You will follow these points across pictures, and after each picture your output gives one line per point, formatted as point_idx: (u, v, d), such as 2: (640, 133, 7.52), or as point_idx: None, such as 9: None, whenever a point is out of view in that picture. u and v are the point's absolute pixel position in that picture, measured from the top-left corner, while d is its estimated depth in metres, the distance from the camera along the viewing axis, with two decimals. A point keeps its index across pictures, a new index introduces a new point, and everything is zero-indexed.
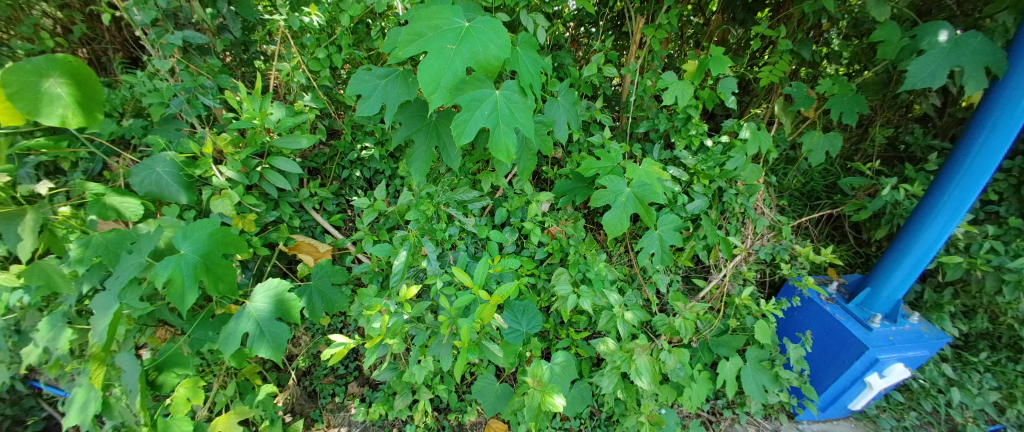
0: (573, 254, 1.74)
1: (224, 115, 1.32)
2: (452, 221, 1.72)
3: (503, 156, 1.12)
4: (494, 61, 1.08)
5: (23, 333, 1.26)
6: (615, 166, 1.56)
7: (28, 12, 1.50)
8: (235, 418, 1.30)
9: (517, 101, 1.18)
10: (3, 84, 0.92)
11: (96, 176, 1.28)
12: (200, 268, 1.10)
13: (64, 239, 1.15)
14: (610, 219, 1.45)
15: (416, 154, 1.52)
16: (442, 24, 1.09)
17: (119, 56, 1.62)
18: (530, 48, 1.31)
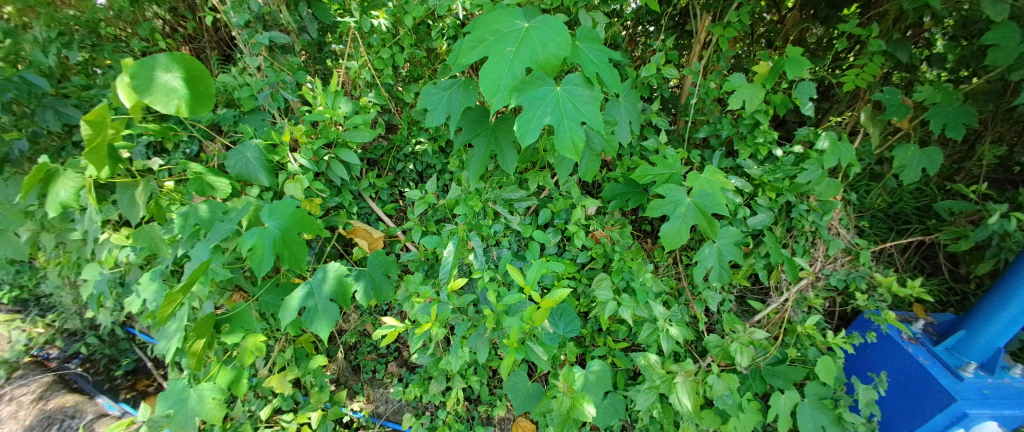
0: (617, 261, 1.70)
1: (300, 108, 1.47)
2: (498, 218, 1.77)
3: (571, 152, 1.09)
4: (555, 60, 1.06)
5: (127, 286, 1.49)
6: (674, 173, 1.49)
7: (144, 14, 1.77)
8: (286, 377, 1.49)
9: (581, 95, 1.14)
10: (132, 77, 1.09)
11: (193, 157, 1.49)
12: (278, 242, 1.24)
13: (167, 209, 1.34)
14: (669, 230, 1.38)
15: (475, 158, 1.59)
16: (501, 29, 1.14)
17: (216, 54, 1.85)
18: (592, 40, 1.28)
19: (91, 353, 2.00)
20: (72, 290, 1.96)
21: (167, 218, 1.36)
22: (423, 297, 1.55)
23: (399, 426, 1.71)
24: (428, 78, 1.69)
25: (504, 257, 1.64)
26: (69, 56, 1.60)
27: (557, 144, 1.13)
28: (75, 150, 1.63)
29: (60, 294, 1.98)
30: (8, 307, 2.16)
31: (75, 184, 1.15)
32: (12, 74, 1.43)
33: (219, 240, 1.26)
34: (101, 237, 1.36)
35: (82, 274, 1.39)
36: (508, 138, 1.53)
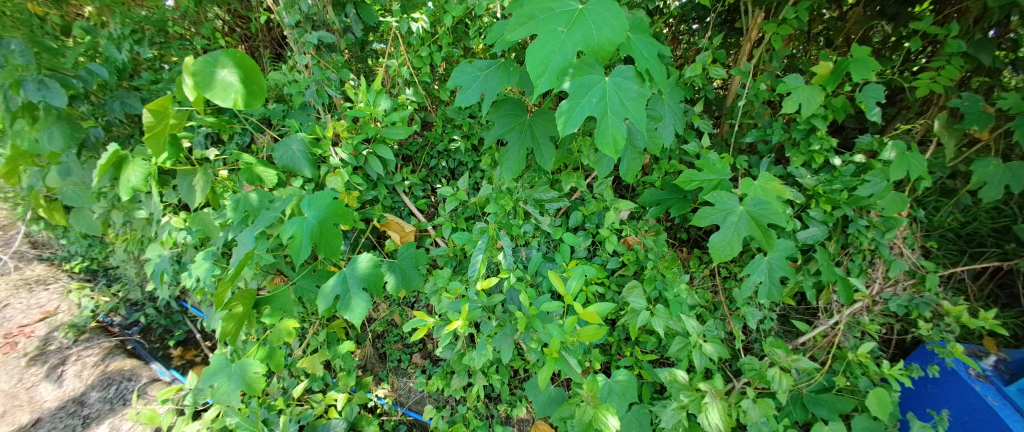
0: (649, 269, 1.64)
1: (342, 104, 1.54)
2: (528, 218, 1.76)
3: (609, 149, 1.08)
4: (608, 46, 1.03)
5: (183, 264, 1.63)
6: (723, 178, 1.41)
7: (206, 15, 1.87)
8: (317, 360, 1.60)
9: (629, 90, 1.12)
10: (193, 74, 1.20)
11: (245, 148, 1.61)
12: (316, 231, 1.31)
13: (220, 196, 1.46)
14: (719, 240, 1.30)
15: (509, 154, 1.58)
16: (554, 8, 1.09)
17: (269, 52, 1.98)
18: (642, 32, 1.24)
19: (149, 322, 2.24)
20: (136, 264, 2.16)
21: (220, 203, 1.48)
22: (452, 293, 1.58)
23: (420, 415, 1.76)
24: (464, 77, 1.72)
25: (533, 258, 1.63)
26: (140, 51, 1.73)
27: (598, 136, 1.11)
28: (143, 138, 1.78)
29: (127, 267, 2.20)
30: (81, 276, 2.50)
31: (142, 170, 1.27)
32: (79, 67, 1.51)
33: (265, 225, 1.34)
34: (162, 219, 1.50)
35: (145, 251, 1.54)
36: (547, 132, 1.52)
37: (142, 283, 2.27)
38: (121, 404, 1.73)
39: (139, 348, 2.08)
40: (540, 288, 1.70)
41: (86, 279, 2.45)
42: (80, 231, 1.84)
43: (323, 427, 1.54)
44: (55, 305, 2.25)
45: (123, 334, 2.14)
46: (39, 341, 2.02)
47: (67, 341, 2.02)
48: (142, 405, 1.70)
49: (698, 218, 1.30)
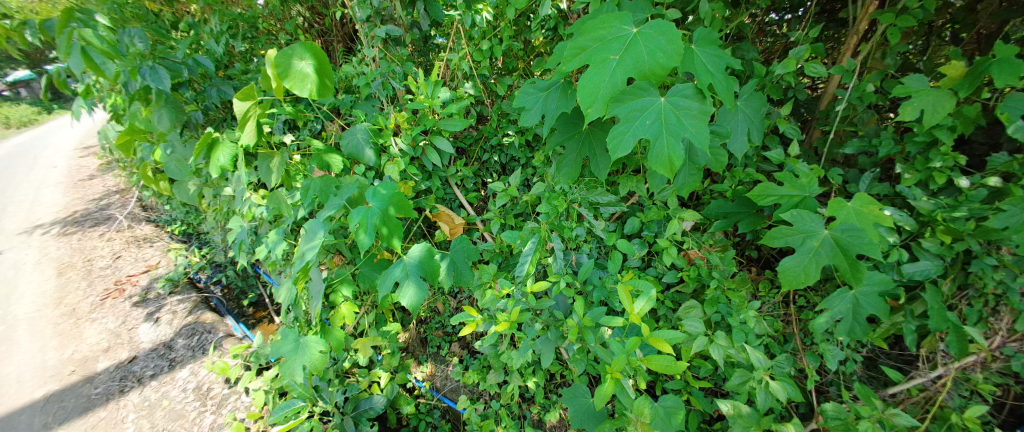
0: (712, 289, 1.48)
1: (405, 96, 1.61)
2: (581, 221, 1.69)
3: (664, 170, 0.97)
4: (660, 70, 0.94)
5: (259, 237, 1.83)
6: (808, 196, 1.22)
7: (289, 12, 2.05)
8: (369, 343, 1.65)
9: (690, 109, 0.98)
10: (276, 66, 1.33)
11: (317, 134, 1.78)
12: (379, 219, 1.39)
13: (294, 178, 1.62)
14: (793, 265, 1.12)
15: (567, 161, 1.55)
16: (606, 34, 1.02)
17: (340, 44, 2.11)
18: (710, 44, 1.10)
19: (229, 282, 2.66)
20: (222, 232, 2.47)
21: (293, 185, 1.63)
22: (500, 292, 1.56)
23: (454, 404, 1.80)
24: (521, 71, 1.71)
25: (584, 265, 1.57)
26: (234, 45, 1.95)
27: (650, 160, 1.01)
28: (233, 122, 2.02)
29: (216, 234, 2.51)
30: (179, 237, 3.26)
31: (230, 151, 1.48)
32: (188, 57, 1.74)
33: (330, 212, 1.45)
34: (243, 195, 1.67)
35: (229, 222, 1.76)
36: (602, 144, 1.42)
37: (227, 249, 2.60)
38: (200, 353, 2.05)
39: (219, 304, 2.49)
40: (590, 297, 1.65)
41: (179, 247, 2.85)
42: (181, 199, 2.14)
43: (366, 401, 1.66)
44: (157, 261, 2.98)
45: (206, 292, 2.61)
46: (142, 288, 2.67)
47: (164, 293, 2.54)
48: (218, 356, 1.97)
49: (769, 237, 1.14)
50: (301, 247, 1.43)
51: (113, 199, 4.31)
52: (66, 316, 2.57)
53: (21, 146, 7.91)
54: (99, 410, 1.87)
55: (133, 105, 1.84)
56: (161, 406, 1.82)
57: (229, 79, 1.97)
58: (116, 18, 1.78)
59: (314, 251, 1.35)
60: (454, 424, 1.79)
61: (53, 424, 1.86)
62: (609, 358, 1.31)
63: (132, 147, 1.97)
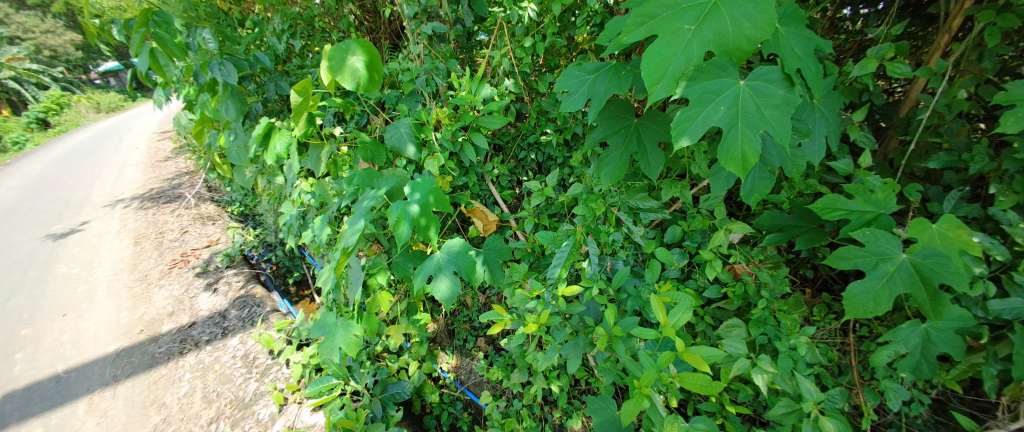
0: (760, 309, 1.37)
1: (447, 92, 1.65)
2: (619, 225, 1.64)
3: (734, 166, 0.89)
4: (746, 45, 0.85)
5: (306, 222, 1.96)
6: (884, 213, 1.06)
7: (343, 11, 2.12)
8: (401, 331, 1.70)
9: (774, 96, 0.88)
10: (330, 60, 1.42)
11: (363, 127, 1.87)
12: (418, 212, 1.43)
13: (341, 168, 1.72)
14: (860, 292, 1.01)
15: (609, 159, 1.44)
16: (680, 2, 0.93)
17: (388, 41, 2.21)
18: (798, 24, 0.98)
19: (278, 261, 2.88)
20: (275, 215, 2.68)
21: (339, 174, 1.73)
22: (531, 293, 1.56)
23: (477, 398, 1.83)
24: (563, 68, 1.70)
25: (620, 272, 1.51)
26: (292, 42, 2.08)
27: (719, 152, 0.92)
28: (288, 113, 2.18)
29: (269, 216, 2.72)
30: (236, 217, 3.56)
31: (285, 141, 1.59)
32: (247, 55, 1.91)
33: (370, 203, 1.49)
34: (296, 182, 1.81)
35: (282, 207, 1.90)
36: (654, 138, 1.35)
37: (278, 230, 2.80)
38: (250, 325, 2.24)
39: (268, 280, 2.72)
40: (623, 306, 1.60)
41: (236, 226, 3.11)
42: (241, 183, 2.33)
43: (395, 385, 1.71)
44: (217, 237, 3.29)
45: (256, 269, 2.85)
46: (203, 261, 2.98)
47: (222, 265, 2.81)
48: (265, 328, 2.15)
49: (834, 258, 1.03)
50: (344, 234, 1.48)
51: (183, 181, 4.81)
52: (141, 280, 2.95)
53: (122, 132, 9.08)
54: (161, 367, 2.13)
55: (203, 95, 2.02)
56: (213, 370, 2.02)
57: (287, 74, 2.11)
58: (192, 16, 1.97)
59: (352, 240, 1.40)
60: (475, 418, 1.82)
61: (122, 376, 2.15)
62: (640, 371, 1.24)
63: (202, 133, 2.20)
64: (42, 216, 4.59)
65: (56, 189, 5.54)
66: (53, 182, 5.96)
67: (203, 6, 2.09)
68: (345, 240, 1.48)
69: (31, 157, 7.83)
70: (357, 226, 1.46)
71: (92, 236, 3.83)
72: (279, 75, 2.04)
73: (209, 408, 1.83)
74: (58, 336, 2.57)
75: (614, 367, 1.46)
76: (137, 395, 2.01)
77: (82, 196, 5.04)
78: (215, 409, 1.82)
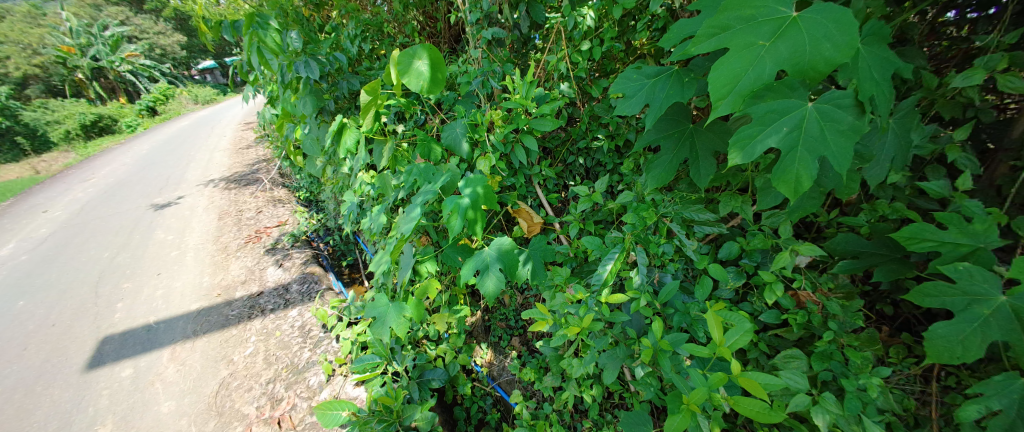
0: (826, 342, 1.23)
1: (502, 95, 1.69)
2: (671, 237, 1.56)
3: (785, 188, 0.82)
4: (824, 65, 0.76)
5: (365, 211, 2.11)
6: (984, 248, 0.88)
7: (409, 17, 2.27)
8: (443, 321, 1.77)
9: (841, 121, 0.79)
10: (398, 63, 1.51)
11: (421, 125, 1.98)
12: (470, 208, 1.47)
13: (399, 163, 1.83)
14: (946, 335, 0.86)
15: (659, 161, 1.38)
16: (757, 15, 0.83)
17: (447, 45, 2.33)
18: (882, 43, 0.86)
19: (337, 245, 3.14)
20: (336, 202, 2.92)
21: (396, 168, 1.84)
22: (573, 297, 1.54)
23: (507, 396, 1.86)
24: (619, 73, 1.66)
25: (668, 284, 1.44)
26: (363, 45, 2.26)
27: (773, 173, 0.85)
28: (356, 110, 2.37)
29: (330, 203, 2.97)
30: (304, 201, 3.94)
31: (354, 135, 1.73)
32: (328, 56, 2.11)
33: (426, 196, 1.57)
34: (357, 173, 1.96)
35: (344, 195, 2.06)
36: (709, 146, 1.27)
37: (337, 216, 3.05)
38: (308, 299, 2.46)
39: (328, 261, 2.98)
40: (668, 321, 1.52)
41: (304, 210, 3.43)
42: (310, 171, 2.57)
43: (431, 372, 1.79)
44: (286, 218, 3.67)
45: (315, 249, 3.12)
46: (274, 239, 3.33)
47: (288, 244, 3.12)
48: (321, 305, 2.35)
49: (914, 293, 0.90)
50: (401, 222, 1.58)
51: (261, 167, 5.40)
52: (222, 252, 3.37)
53: (220, 121, 10.40)
54: (233, 328, 2.43)
55: (285, 92, 2.25)
56: (275, 335, 2.26)
57: (357, 74, 2.29)
58: (282, 21, 2.21)
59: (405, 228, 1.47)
60: (504, 415, 1.86)
61: (201, 332, 2.48)
62: (686, 389, 1.15)
63: (282, 125, 2.45)
64: (150, 190, 5.38)
65: (166, 168, 6.48)
66: (166, 161, 6.99)
67: (290, 13, 2.33)
68: (401, 227, 1.58)
69: (150, 139, 9.22)
70: (412, 216, 1.55)
71: (185, 210, 4.42)
72: (351, 75, 2.23)
73: (269, 369, 2.06)
74: (152, 292, 3.03)
75: (654, 384, 1.40)
76: (210, 350, 2.31)
77: (185, 175, 5.86)
78: (274, 371, 2.04)
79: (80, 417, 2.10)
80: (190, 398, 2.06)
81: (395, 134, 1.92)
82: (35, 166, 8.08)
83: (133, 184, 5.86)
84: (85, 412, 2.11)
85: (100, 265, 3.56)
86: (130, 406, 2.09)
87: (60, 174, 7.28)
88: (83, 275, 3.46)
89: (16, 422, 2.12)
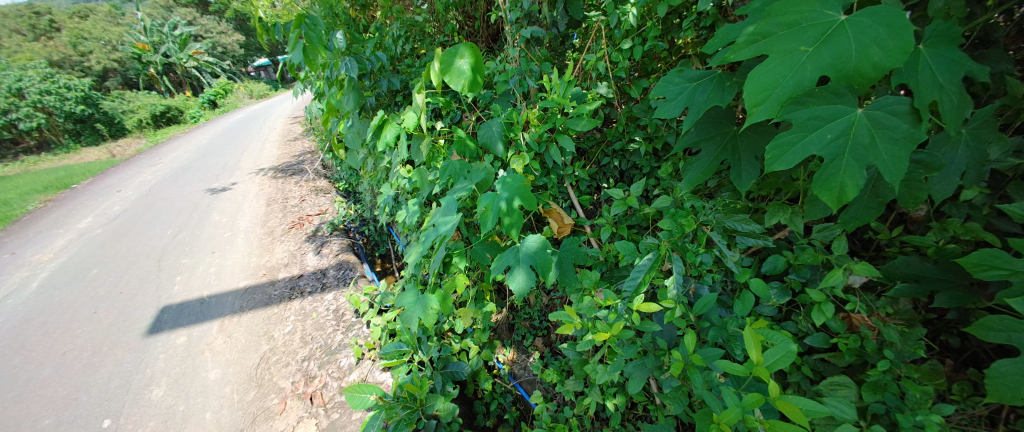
0: (880, 373, 1.11)
1: (538, 94, 1.68)
2: (711, 247, 1.48)
3: (827, 197, 0.78)
4: (872, 71, 0.71)
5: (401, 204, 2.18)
6: None
7: (450, 16, 2.32)
8: (470, 315, 1.79)
9: (896, 130, 0.72)
10: (441, 63, 1.55)
11: (457, 123, 2.02)
12: (506, 208, 1.48)
13: (435, 159, 1.88)
14: (1008, 373, 0.76)
15: (695, 164, 1.31)
16: (801, 20, 0.77)
17: (485, 45, 2.35)
18: (951, 44, 0.76)
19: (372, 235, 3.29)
20: (373, 194, 3.05)
21: (432, 163, 1.89)
22: (603, 302, 1.50)
23: (527, 396, 1.86)
24: (661, 72, 1.60)
25: (705, 296, 1.36)
26: (404, 43, 2.34)
27: (816, 180, 0.80)
28: (396, 107, 2.46)
29: (368, 195, 3.11)
30: (345, 192, 4.16)
31: (395, 130, 1.80)
32: (373, 55, 2.20)
33: (462, 193, 1.61)
34: (395, 168, 2.03)
35: (380, 188, 2.15)
36: (753, 150, 1.18)
37: (374, 208, 3.18)
38: (343, 285, 2.60)
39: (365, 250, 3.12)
40: (703, 334, 1.44)
41: (343, 200, 3.62)
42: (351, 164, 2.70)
43: (455, 364, 1.81)
44: (327, 208, 3.89)
45: (351, 238, 3.28)
46: (315, 226, 3.54)
47: (328, 232, 3.31)
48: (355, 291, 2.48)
49: (976, 326, 0.80)
50: (436, 219, 1.61)
51: (307, 158, 5.75)
52: (268, 236, 3.63)
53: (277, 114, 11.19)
54: (275, 307, 2.62)
55: (331, 88, 2.37)
56: (311, 317, 2.41)
57: (399, 72, 2.38)
58: (331, 22, 2.34)
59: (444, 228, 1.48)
60: (523, 415, 1.86)
61: (246, 308, 2.70)
62: (718, 406, 1.06)
63: (327, 120, 2.58)
64: (210, 176, 5.89)
65: (226, 156, 7.06)
66: (227, 150, 7.62)
67: (339, 14, 2.45)
68: (435, 224, 1.61)
69: (215, 130, 10.09)
70: (447, 215, 1.58)
71: (239, 196, 4.81)
72: (392, 73, 2.32)
73: (305, 348, 2.20)
74: (206, 268, 3.33)
75: (682, 398, 1.33)
76: (253, 326, 2.51)
77: (242, 163, 6.36)
78: (309, 350, 2.18)
79: (138, 376, 2.35)
80: (233, 368, 2.25)
81: (432, 131, 1.97)
82: (116, 151, 9.04)
83: (196, 170, 6.44)
84: (144, 372, 2.36)
85: (163, 242, 3.95)
86: (182, 371, 2.32)
87: (138, 158, 8.14)
88: (150, 249, 3.86)
89: (86, 376, 2.41)
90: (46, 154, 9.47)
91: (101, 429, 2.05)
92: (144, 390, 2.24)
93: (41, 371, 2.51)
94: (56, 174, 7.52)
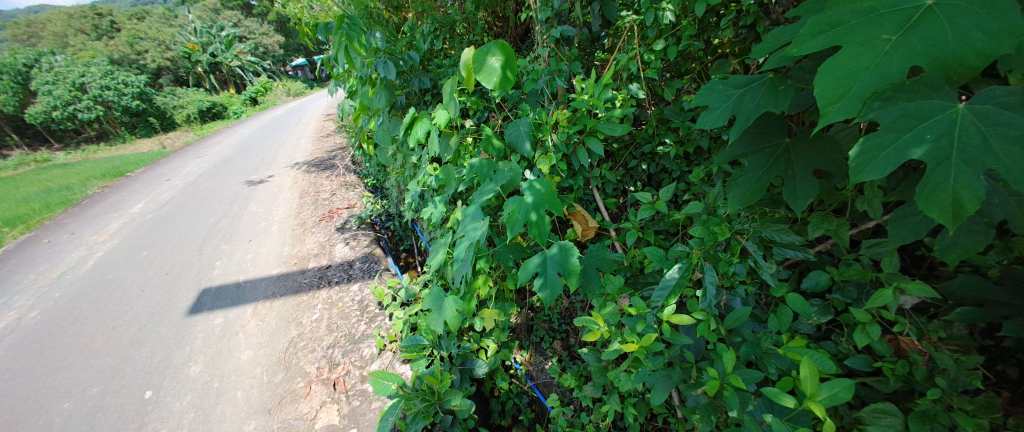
0: (935, 401, 1.01)
1: (568, 96, 1.67)
2: (745, 257, 1.41)
3: (938, 211, 0.67)
4: (975, 60, 0.62)
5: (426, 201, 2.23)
6: None
7: (478, 16, 2.35)
8: (493, 315, 1.80)
9: (1013, 126, 0.63)
10: (473, 61, 1.55)
11: (483, 122, 2.04)
12: (533, 215, 1.47)
13: (462, 157, 1.90)
14: None
15: (741, 182, 1.21)
16: (878, 7, 0.71)
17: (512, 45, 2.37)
18: None
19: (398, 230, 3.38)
20: (399, 190, 3.14)
21: (459, 162, 1.92)
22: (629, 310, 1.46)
23: (544, 399, 1.85)
24: (696, 73, 1.54)
25: (739, 309, 1.29)
26: (433, 43, 2.39)
27: (918, 192, 0.70)
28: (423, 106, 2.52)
29: (394, 191, 3.20)
30: (373, 187, 4.30)
31: (425, 127, 1.83)
32: (404, 55, 2.25)
33: (486, 196, 1.61)
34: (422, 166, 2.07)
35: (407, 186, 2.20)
36: (813, 161, 1.10)
37: (399, 204, 3.27)
38: (368, 277, 2.69)
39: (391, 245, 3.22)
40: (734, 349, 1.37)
41: (370, 196, 3.75)
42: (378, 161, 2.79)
43: (473, 361, 1.82)
44: (355, 202, 4.03)
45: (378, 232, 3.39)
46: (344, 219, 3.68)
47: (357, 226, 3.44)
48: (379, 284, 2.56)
49: None
50: (462, 224, 1.63)
51: (339, 154, 5.98)
52: (300, 227, 3.80)
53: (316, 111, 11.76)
54: (305, 295, 2.75)
55: (363, 87, 2.45)
56: (337, 306, 2.50)
57: (427, 71, 2.43)
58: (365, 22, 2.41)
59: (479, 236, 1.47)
60: (539, 417, 1.85)
61: (278, 295, 2.85)
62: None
63: (359, 117, 2.67)
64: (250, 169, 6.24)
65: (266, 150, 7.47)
66: (268, 145, 8.06)
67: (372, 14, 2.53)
68: (461, 228, 1.63)
69: (259, 125, 10.70)
70: (474, 217, 1.61)
71: (276, 188, 5.07)
72: (421, 73, 2.37)
73: (330, 335, 2.29)
74: (243, 255, 3.55)
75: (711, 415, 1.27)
76: (284, 312, 2.64)
77: (281, 157, 6.70)
78: (334, 337, 2.27)
79: (179, 352, 2.53)
80: (264, 350, 2.38)
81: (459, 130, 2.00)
82: (172, 144, 9.78)
83: (239, 163, 6.85)
84: (183, 349, 2.55)
85: (204, 230, 4.24)
86: (218, 350, 2.48)
87: (190, 151, 8.75)
88: (194, 236, 4.14)
89: (131, 350, 2.63)
90: (110, 145, 10.36)
91: (144, 399, 2.23)
92: (184, 366, 2.41)
93: (93, 343, 2.77)
94: (116, 164, 8.19)
